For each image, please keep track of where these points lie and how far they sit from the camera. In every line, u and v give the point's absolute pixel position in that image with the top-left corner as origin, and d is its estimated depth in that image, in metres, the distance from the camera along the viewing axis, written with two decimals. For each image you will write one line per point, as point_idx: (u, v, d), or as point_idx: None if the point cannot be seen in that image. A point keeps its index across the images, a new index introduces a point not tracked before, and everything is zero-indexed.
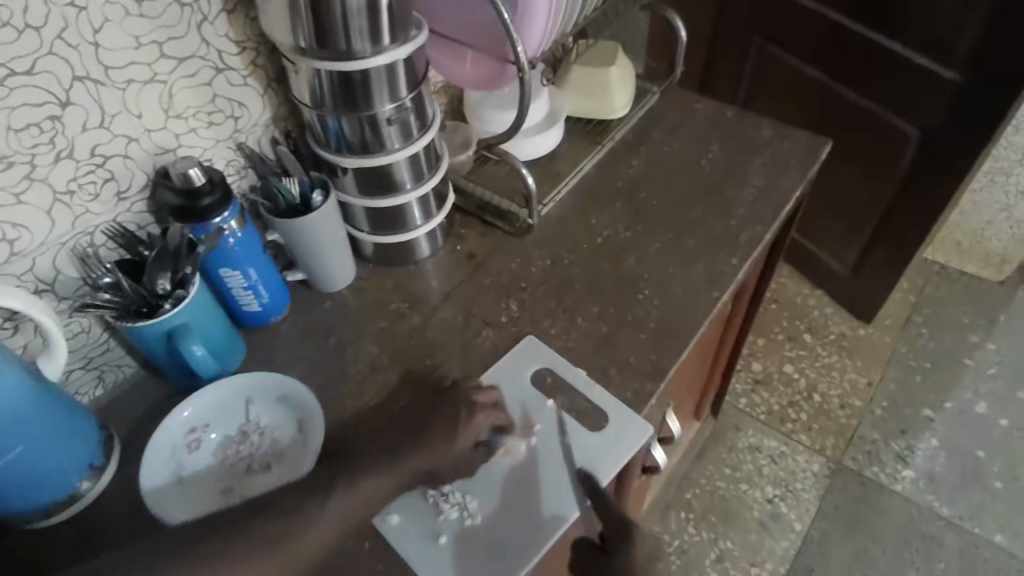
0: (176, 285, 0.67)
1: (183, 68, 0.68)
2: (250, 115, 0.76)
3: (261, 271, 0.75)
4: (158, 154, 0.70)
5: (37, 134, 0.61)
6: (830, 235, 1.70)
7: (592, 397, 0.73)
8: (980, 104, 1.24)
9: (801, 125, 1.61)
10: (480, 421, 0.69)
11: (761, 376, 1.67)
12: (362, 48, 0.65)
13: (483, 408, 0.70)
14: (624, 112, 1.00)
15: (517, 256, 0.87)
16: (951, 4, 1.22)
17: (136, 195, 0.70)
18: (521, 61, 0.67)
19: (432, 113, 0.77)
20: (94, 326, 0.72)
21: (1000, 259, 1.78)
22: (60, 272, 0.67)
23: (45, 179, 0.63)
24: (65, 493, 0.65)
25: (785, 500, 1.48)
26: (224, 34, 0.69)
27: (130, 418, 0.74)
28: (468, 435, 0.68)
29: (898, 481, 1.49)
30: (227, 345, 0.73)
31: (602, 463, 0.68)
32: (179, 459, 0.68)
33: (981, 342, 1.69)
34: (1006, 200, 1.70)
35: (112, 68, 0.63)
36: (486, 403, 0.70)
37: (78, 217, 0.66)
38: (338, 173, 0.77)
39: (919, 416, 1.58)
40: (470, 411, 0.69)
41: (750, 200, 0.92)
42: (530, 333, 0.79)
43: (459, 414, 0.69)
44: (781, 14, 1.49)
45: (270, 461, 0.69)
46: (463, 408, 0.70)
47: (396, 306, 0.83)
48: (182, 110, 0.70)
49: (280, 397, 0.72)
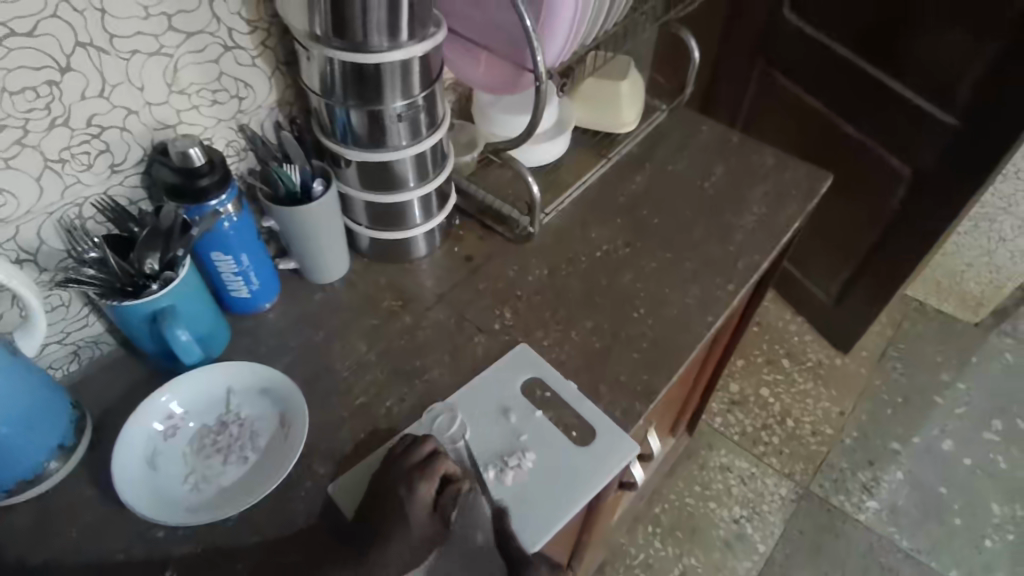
0: (165, 266, 0.65)
1: (191, 43, 0.66)
2: (255, 97, 0.74)
3: (253, 258, 0.73)
4: (156, 129, 0.68)
5: (33, 99, 0.58)
6: (817, 263, 1.71)
7: (582, 413, 0.72)
8: (970, 151, 1.26)
9: (797, 154, 1.63)
10: (424, 490, 0.62)
11: (738, 397, 1.68)
12: (379, 41, 0.63)
13: (423, 475, 0.63)
14: (632, 127, 1.00)
15: (515, 262, 0.86)
16: (958, 50, 1.23)
17: (131, 169, 0.68)
18: (540, 70, 0.66)
19: (443, 112, 0.76)
20: (75, 301, 0.69)
21: (977, 301, 1.82)
22: (43, 243, 0.64)
23: (37, 145, 0.60)
24: (31, 472, 0.62)
25: (751, 521, 1.50)
26: (236, 13, 0.67)
27: (104, 397, 0.71)
28: (422, 510, 0.62)
29: (862, 511, 1.52)
30: (212, 329, 0.71)
31: (589, 481, 0.67)
32: (154, 446, 0.66)
33: (952, 381, 1.72)
34: (988, 245, 1.73)
35: (117, 37, 0.61)
36: (420, 466, 0.64)
37: (68, 187, 0.64)
38: (341, 165, 0.75)
39: (887, 448, 1.60)
40: (412, 483, 0.62)
41: (750, 227, 0.92)
42: (522, 343, 0.78)
43: (401, 486, 0.62)
44: (789, 43, 1.50)
45: (248, 454, 0.67)
46: (406, 471, 0.63)
47: (388, 303, 0.81)
48: (185, 86, 0.68)
49: (262, 389, 0.70)
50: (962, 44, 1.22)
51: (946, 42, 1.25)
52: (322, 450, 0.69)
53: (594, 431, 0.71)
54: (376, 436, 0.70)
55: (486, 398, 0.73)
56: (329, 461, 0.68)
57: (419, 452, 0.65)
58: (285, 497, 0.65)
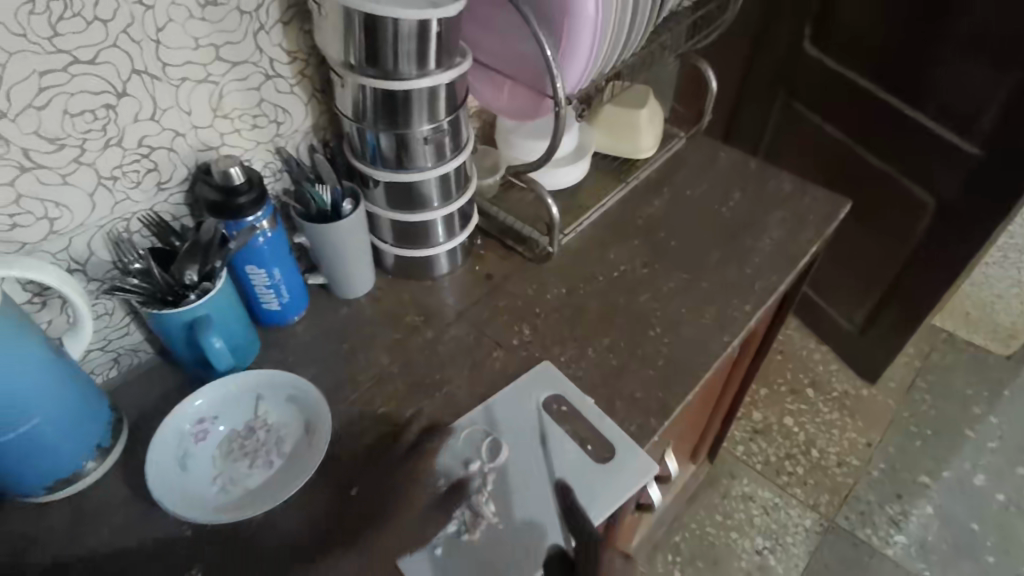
0: (203, 277, 0.69)
1: (236, 72, 0.71)
2: (292, 121, 0.79)
3: (285, 272, 0.77)
4: (200, 151, 0.72)
5: (91, 120, 0.63)
6: (840, 292, 1.70)
7: (599, 429, 0.73)
8: (992, 180, 1.26)
9: (819, 183, 1.64)
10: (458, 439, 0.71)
11: (761, 426, 1.66)
12: (408, 70, 0.67)
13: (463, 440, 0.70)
14: (650, 153, 1.02)
15: (534, 282, 0.88)
16: (978, 80, 1.24)
17: (175, 187, 0.72)
18: (559, 96, 0.69)
19: (467, 135, 0.79)
20: (117, 310, 0.74)
21: (1009, 333, 1.78)
22: (92, 254, 0.69)
23: (92, 163, 0.65)
24: (71, 471, 0.66)
25: (774, 553, 1.47)
26: (278, 44, 0.72)
27: (141, 402, 0.75)
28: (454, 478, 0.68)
29: (890, 545, 1.48)
30: (243, 339, 0.75)
31: (603, 502, 0.67)
32: (185, 448, 0.69)
33: (984, 415, 1.68)
34: (1018, 275, 1.70)
35: (169, 65, 0.66)
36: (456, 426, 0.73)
37: (118, 203, 0.68)
38: (369, 185, 0.79)
39: (915, 481, 1.57)
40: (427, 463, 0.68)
41: (767, 250, 0.93)
42: (545, 360, 0.80)
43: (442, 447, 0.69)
44: (809, 74, 1.53)
45: (274, 459, 0.70)
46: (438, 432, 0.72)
47: (411, 319, 0.84)
48: (229, 111, 0.73)
49: (289, 396, 0.73)
50: (985, 74, 1.23)
51: (967, 71, 1.25)
52: (342, 457, 0.71)
53: (615, 452, 0.71)
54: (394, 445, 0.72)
55: (510, 413, 0.74)
56: (351, 469, 0.70)
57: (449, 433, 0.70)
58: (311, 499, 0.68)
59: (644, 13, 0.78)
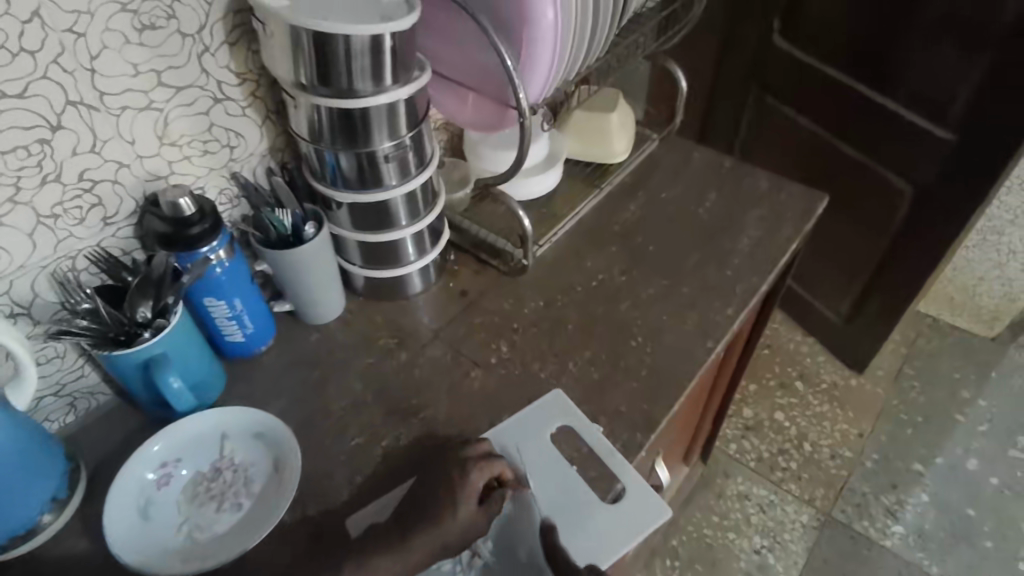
0: (157, 313, 0.65)
1: (181, 97, 0.67)
2: (247, 145, 0.76)
3: (248, 302, 0.73)
4: (148, 181, 0.69)
5: (24, 157, 0.59)
6: (824, 284, 1.69)
7: (612, 468, 0.69)
8: (969, 166, 1.26)
9: (795, 176, 1.63)
10: (476, 481, 0.63)
11: (752, 422, 1.65)
12: (363, 86, 0.64)
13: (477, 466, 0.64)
14: (623, 157, 1.00)
15: (510, 296, 0.86)
16: (947, 66, 1.23)
17: (123, 221, 0.69)
18: (523, 107, 0.66)
19: (431, 150, 0.76)
20: (69, 352, 0.70)
21: (992, 315, 1.78)
22: (37, 296, 0.65)
23: (29, 202, 0.61)
24: (25, 527, 0.62)
25: (773, 551, 1.45)
26: (225, 66, 0.69)
27: (100, 447, 0.72)
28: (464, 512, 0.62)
29: (888, 536, 1.46)
30: (206, 375, 0.71)
31: (608, 547, 0.64)
32: (147, 496, 0.66)
33: (973, 399, 1.68)
34: (998, 257, 1.70)
35: (108, 94, 0.62)
36: (477, 459, 0.65)
37: (61, 241, 0.65)
38: (332, 207, 0.76)
39: (909, 469, 1.56)
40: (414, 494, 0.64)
41: (746, 250, 0.91)
42: (557, 388, 0.76)
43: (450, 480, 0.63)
44: (780, 67, 1.52)
45: (242, 500, 0.66)
46: (452, 470, 0.64)
47: (384, 341, 0.81)
48: (177, 138, 0.69)
49: (256, 433, 0.70)
50: (954, 60, 1.22)
51: (937, 58, 1.25)
52: (316, 492, 0.68)
53: (624, 491, 0.67)
54: (370, 476, 0.69)
55: (517, 442, 0.71)
56: (326, 505, 0.67)
57: (457, 458, 0.66)
58: (285, 539, 0.65)
59: (606, 15, 0.76)
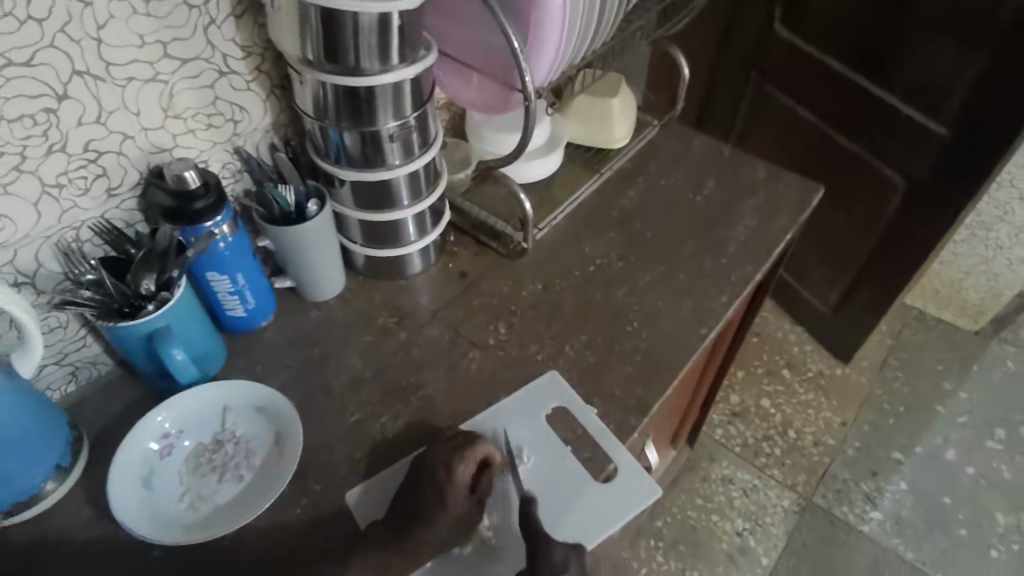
0: (161, 286, 0.66)
1: (186, 69, 0.67)
2: (250, 119, 0.75)
3: (250, 277, 0.74)
4: (152, 153, 0.69)
5: (30, 126, 0.59)
6: (814, 275, 1.72)
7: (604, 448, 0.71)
8: (961, 162, 1.27)
9: (791, 167, 1.64)
10: (463, 474, 0.64)
11: (738, 408, 1.68)
12: (370, 65, 0.64)
13: (461, 457, 0.65)
14: (624, 143, 1.01)
15: (509, 278, 0.87)
16: (944, 61, 1.24)
17: (127, 192, 0.69)
18: (528, 90, 0.66)
19: (435, 131, 0.77)
20: (72, 322, 0.70)
21: (977, 309, 1.81)
22: (41, 266, 0.66)
23: (34, 171, 0.61)
24: (28, 493, 0.63)
25: (754, 534, 1.49)
26: (230, 39, 0.69)
27: (101, 417, 0.72)
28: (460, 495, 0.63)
29: (866, 522, 1.51)
30: (207, 349, 0.72)
31: (599, 524, 0.66)
32: (149, 466, 0.67)
33: (954, 390, 1.72)
34: (985, 252, 1.72)
35: (114, 65, 0.62)
36: (461, 449, 0.66)
37: (65, 211, 0.65)
38: (335, 184, 0.76)
39: (889, 457, 1.60)
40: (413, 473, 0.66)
41: (742, 239, 0.93)
42: (553, 370, 0.78)
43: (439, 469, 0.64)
44: (780, 56, 1.53)
45: (243, 473, 0.67)
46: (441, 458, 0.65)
47: (384, 320, 0.82)
48: (181, 111, 0.69)
49: (257, 408, 0.71)
50: (951, 55, 1.23)
51: (934, 53, 1.25)
52: (314, 466, 0.69)
53: (616, 471, 0.69)
54: (368, 452, 0.70)
55: (513, 421, 0.72)
56: (325, 479, 0.68)
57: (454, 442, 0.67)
58: (284, 511, 0.66)
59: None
